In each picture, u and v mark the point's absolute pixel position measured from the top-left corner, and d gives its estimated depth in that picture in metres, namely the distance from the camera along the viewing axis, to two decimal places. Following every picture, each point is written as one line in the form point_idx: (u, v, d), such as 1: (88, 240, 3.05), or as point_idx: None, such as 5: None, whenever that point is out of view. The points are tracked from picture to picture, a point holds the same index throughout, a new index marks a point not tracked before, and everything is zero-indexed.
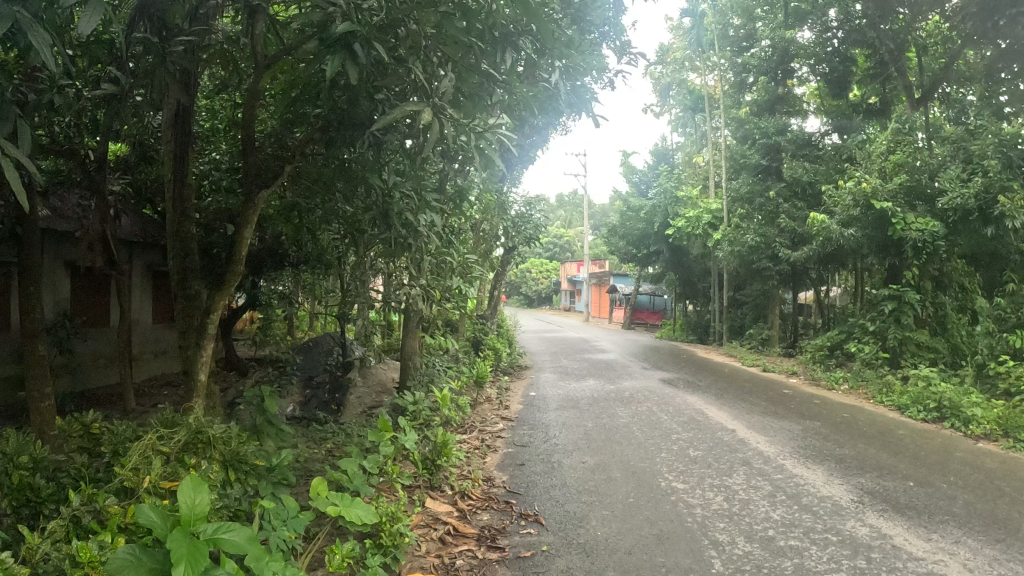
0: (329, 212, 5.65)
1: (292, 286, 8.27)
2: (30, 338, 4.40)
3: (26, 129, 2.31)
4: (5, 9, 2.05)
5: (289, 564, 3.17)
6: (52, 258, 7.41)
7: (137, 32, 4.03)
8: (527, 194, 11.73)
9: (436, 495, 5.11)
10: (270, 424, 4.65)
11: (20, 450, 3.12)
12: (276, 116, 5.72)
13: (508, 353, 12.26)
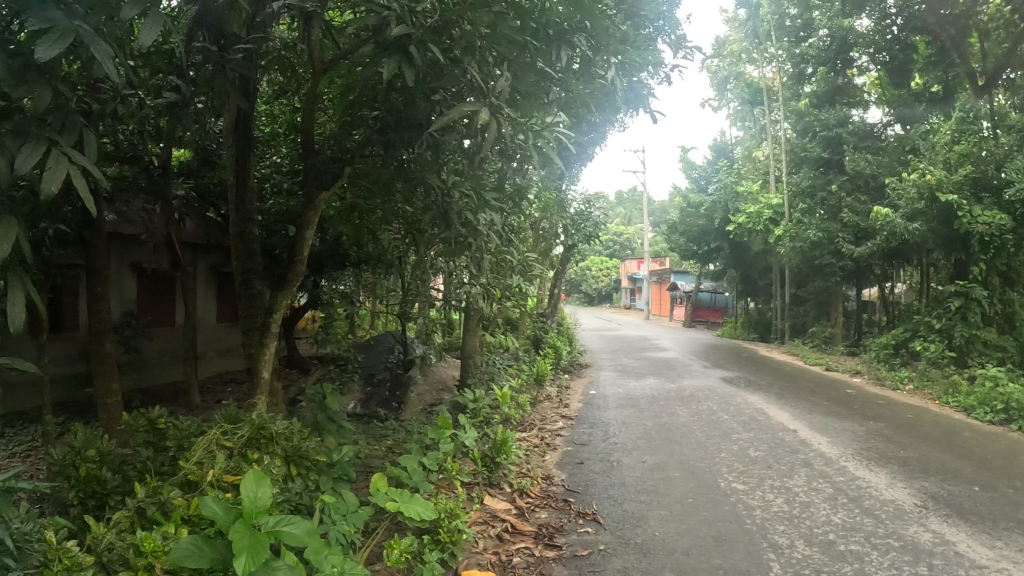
0: (389, 212, 5.79)
1: (354, 286, 8.22)
2: (97, 336, 4.61)
3: (92, 138, 2.38)
4: (69, 22, 2.12)
5: (348, 559, 3.23)
6: (118, 260, 7.74)
7: (197, 41, 4.19)
8: (588, 191, 11.60)
9: (494, 493, 5.12)
10: (331, 421, 4.70)
11: (88, 444, 3.23)
12: (334, 118, 5.78)
13: (569, 352, 12.23)
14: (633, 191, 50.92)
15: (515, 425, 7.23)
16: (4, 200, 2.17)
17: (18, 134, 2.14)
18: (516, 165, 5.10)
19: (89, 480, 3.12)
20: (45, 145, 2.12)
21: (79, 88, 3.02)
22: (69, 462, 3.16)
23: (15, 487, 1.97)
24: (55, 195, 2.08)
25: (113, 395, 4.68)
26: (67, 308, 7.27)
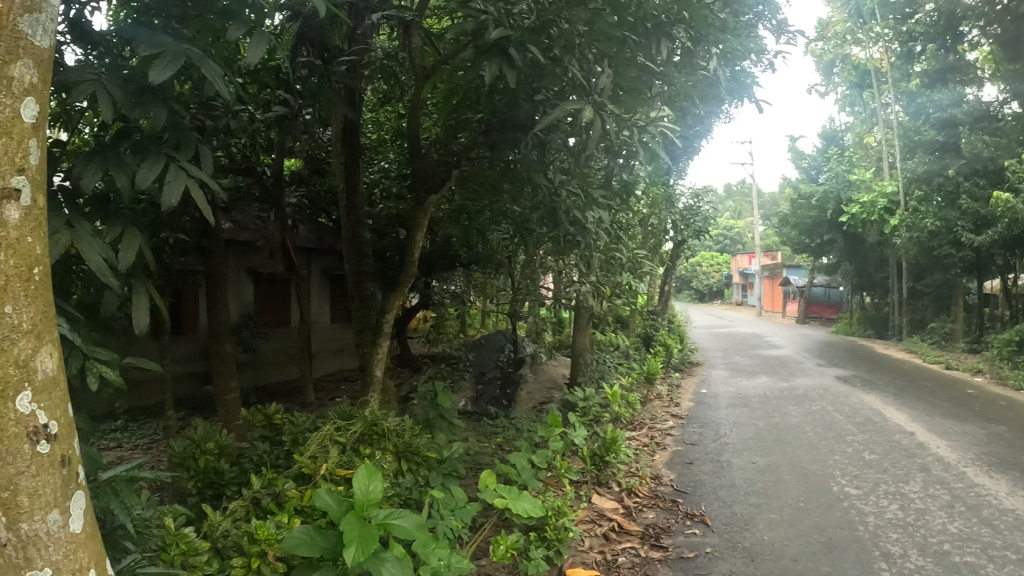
0: (497, 213, 5.64)
1: (464, 287, 8.33)
2: (216, 337, 4.97)
3: (207, 153, 2.55)
4: (178, 46, 2.27)
5: (455, 553, 3.30)
6: (235, 265, 8.23)
7: (301, 56, 4.49)
8: (696, 184, 11.25)
9: (603, 492, 5.07)
10: (443, 418, 4.78)
11: (206, 437, 3.60)
12: (439, 123, 5.88)
13: (680, 349, 11.96)
14: (742, 184, 49.22)
15: (626, 423, 7.14)
16: (127, 214, 2.32)
17: (138, 151, 2.29)
18: (623, 160, 4.99)
19: (206, 471, 3.43)
20: (164, 160, 2.25)
21: (193, 107, 3.23)
22: (189, 455, 3.50)
23: (138, 477, 2.12)
24: (174, 207, 2.22)
25: (232, 392, 5.01)
26: (188, 312, 7.81)
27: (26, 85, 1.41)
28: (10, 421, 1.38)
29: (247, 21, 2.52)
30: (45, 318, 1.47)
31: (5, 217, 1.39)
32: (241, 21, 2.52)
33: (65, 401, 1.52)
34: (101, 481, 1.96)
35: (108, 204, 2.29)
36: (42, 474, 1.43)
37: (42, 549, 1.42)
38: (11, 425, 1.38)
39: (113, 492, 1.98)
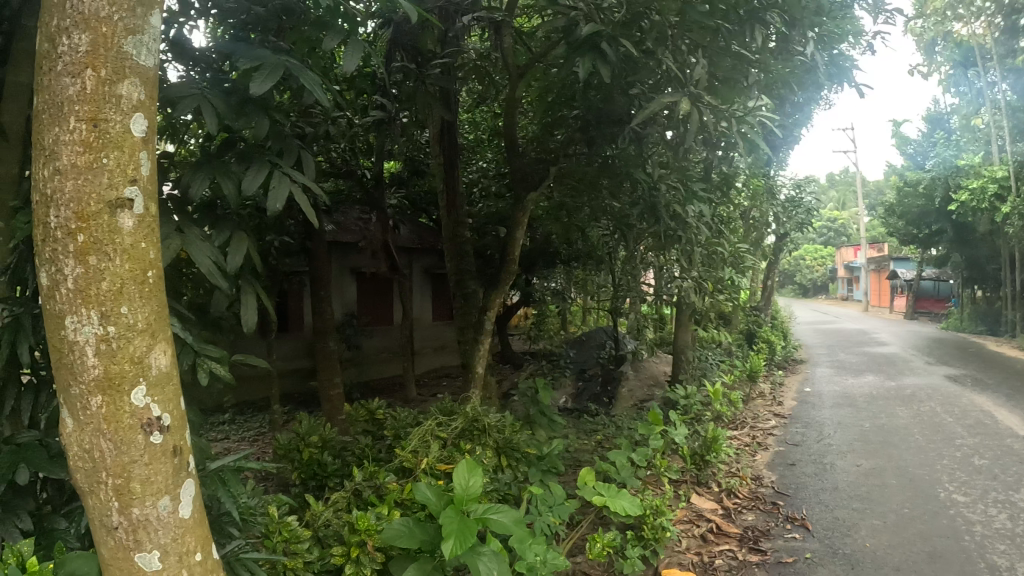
0: (596, 209, 5.65)
1: (565, 283, 8.26)
2: (322, 335, 5.19)
3: (308, 158, 2.65)
4: (276, 57, 2.37)
5: (551, 549, 3.32)
6: (339, 265, 8.54)
7: (396, 61, 4.65)
8: (797, 174, 10.77)
9: (702, 492, 4.95)
10: (543, 415, 4.78)
11: (310, 430, 3.75)
12: (535, 121, 5.87)
13: (783, 347, 11.51)
14: (845, 174, 46.93)
15: (728, 423, 6.94)
16: (234, 218, 2.44)
17: (242, 158, 2.40)
18: (721, 152, 4.86)
19: (309, 463, 3.60)
20: (268, 167, 2.35)
21: (293, 115, 3.37)
22: (293, 446, 3.65)
23: (244, 467, 2.24)
24: (279, 211, 2.31)
25: (335, 387, 5.21)
26: (294, 311, 8.17)
27: (134, 101, 1.52)
28: (126, 413, 1.49)
29: (341, 29, 2.58)
30: (159, 317, 1.57)
31: (122, 225, 1.49)
32: (336, 31, 2.59)
33: (177, 395, 1.63)
34: (210, 470, 2.09)
35: (215, 211, 2.42)
36: (155, 463, 1.54)
37: (150, 532, 1.54)
38: (127, 417, 1.50)
39: (221, 481, 2.11)
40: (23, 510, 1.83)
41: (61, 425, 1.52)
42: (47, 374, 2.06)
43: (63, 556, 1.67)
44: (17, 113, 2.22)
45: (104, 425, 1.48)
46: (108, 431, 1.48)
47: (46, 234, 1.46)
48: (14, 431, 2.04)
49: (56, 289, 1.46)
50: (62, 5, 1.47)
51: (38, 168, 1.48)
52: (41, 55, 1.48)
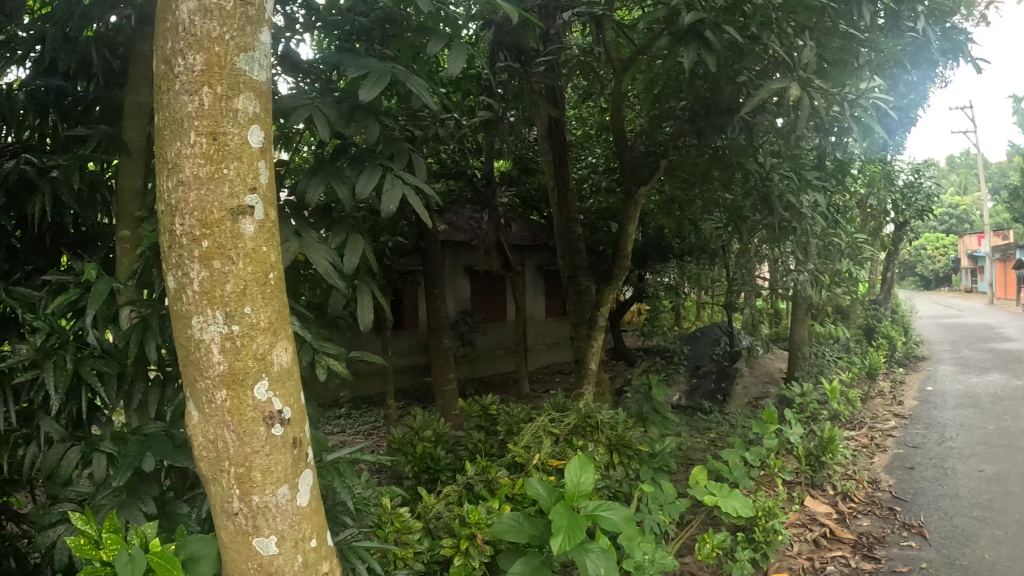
0: (710, 202, 5.48)
1: (678, 278, 8.04)
2: (436, 331, 5.33)
3: (420, 160, 2.69)
4: (384, 66, 2.40)
5: (661, 548, 3.27)
6: (452, 265, 8.77)
7: (499, 61, 4.78)
8: (916, 159, 10.06)
9: (817, 494, 4.74)
10: (656, 411, 4.68)
11: (424, 425, 3.87)
12: (643, 114, 5.73)
13: (904, 342, 10.83)
14: (966, 156, 43.81)
15: (845, 422, 6.57)
16: (349, 221, 2.52)
17: (355, 163, 2.47)
18: (835, 139, 4.60)
19: (423, 457, 3.70)
20: (380, 171, 2.40)
21: (402, 119, 3.46)
22: (408, 441, 3.79)
23: (358, 459, 2.35)
24: (392, 214, 2.36)
25: (449, 383, 5.36)
26: (409, 307, 8.43)
27: (250, 114, 1.61)
28: (249, 406, 1.58)
29: (444, 35, 2.62)
30: (280, 316, 1.66)
31: (243, 230, 1.59)
32: (438, 37, 2.62)
33: (298, 390, 1.72)
34: (327, 462, 2.21)
35: (330, 214, 2.50)
36: (275, 453, 1.63)
37: (268, 518, 1.63)
38: (250, 409, 1.59)
39: (336, 472, 2.22)
40: (147, 495, 2.00)
41: (189, 417, 1.63)
42: (172, 370, 2.22)
43: (184, 539, 1.82)
44: (138, 130, 2.39)
45: (228, 417, 1.58)
46: (231, 422, 1.58)
47: (174, 241, 1.58)
48: (144, 422, 2.22)
49: (184, 291, 1.57)
50: (175, 29, 1.56)
51: (164, 181, 1.59)
52: (160, 77, 1.59)
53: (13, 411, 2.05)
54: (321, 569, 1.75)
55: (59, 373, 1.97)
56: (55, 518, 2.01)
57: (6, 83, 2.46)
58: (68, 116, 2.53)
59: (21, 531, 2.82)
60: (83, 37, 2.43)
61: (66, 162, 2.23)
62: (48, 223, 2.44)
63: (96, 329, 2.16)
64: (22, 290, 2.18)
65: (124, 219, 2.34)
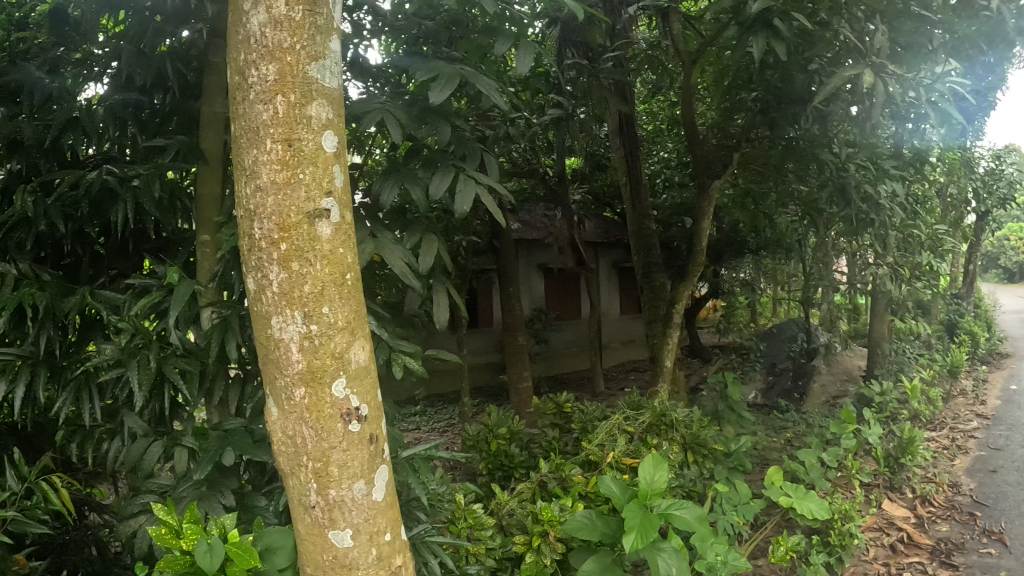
0: (785, 194, 5.26)
1: (754, 274, 7.68)
2: (511, 330, 5.37)
3: (491, 159, 2.69)
4: (452, 67, 2.37)
5: (734, 549, 3.23)
6: (526, 264, 8.81)
7: (567, 58, 4.79)
8: (999, 145, 9.57)
9: (895, 497, 4.58)
10: (732, 410, 4.59)
11: (498, 423, 3.91)
12: (713, 106, 5.60)
13: (987, 338, 10.31)
14: None
15: (927, 423, 6.31)
16: (423, 222, 2.54)
17: (428, 165, 2.47)
18: (912, 126, 4.58)
19: (497, 454, 3.74)
20: (453, 172, 2.40)
21: (472, 120, 3.49)
22: (482, 438, 3.83)
23: (433, 455, 2.39)
24: (466, 214, 2.36)
25: (524, 380, 5.43)
26: (484, 306, 8.52)
27: (323, 121, 1.65)
28: (327, 403, 1.62)
29: (510, 34, 2.61)
30: (357, 315, 1.69)
31: (320, 233, 1.62)
32: (505, 36, 2.61)
33: (375, 387, 1.75)
34: (402, 458, 2.24)
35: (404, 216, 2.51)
36: (353, 449, 1.66)
37: (344, 512, 1.66)
38: (328, 406, 1.62)
39: (411, 468, 2.25)
40: (226, 488, 2.07)
41: (269, 413, 1.69)
42: (251, 368, 2.30)
43: (261, 530, 1.88)
44: (214, 140, 2.49)
45: (307, 413, 1.62)
46: (310, 419, 1.62)
47: (254, 244, 1.62)
48: (224, 419, 2.31)
49: (264, 292, 1.62)
50: (247, 41, 1.61)
51: (243, 188, 1.64)
52: (236, 87, 1.64)
53: (99, 408, 2.15)
54: (395, 563, 1.77)
55: (142, 371, 2.05)
56: (137, 509, 2.11)
57: (84, 99, 2.56)
58: (146, 127, 2.65)
59: (104, 523, 2.97)
60: (158, 52, 2.52)
61: (147, 170, 2.33)
62: (130, 230, 2.56)
63: (179, 330, 2.24)
64: (107, 293, 2.30)
65: (204, 224, 2.44)
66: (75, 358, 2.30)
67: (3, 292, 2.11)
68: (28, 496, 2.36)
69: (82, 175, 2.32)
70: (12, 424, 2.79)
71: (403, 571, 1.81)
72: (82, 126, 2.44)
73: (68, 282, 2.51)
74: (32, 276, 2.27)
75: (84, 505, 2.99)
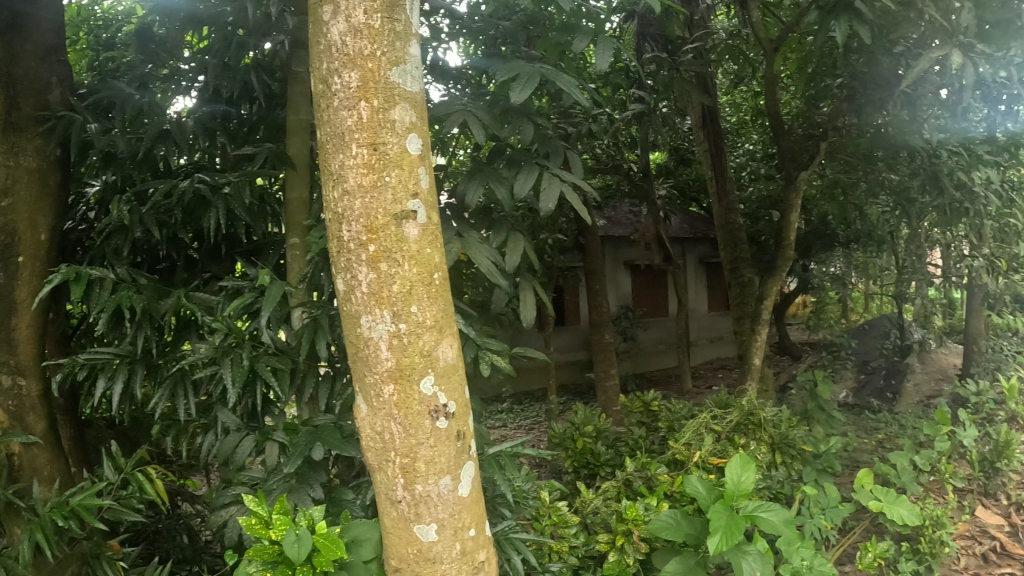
0: (875, 184, 4.92)
1: (845, 267, 7.30)
2: (597, 327, 5.35)
3: (575, 156, 2.68)
4: (532, 66, 2.36)
5: (821, 554, 3.13)
6: (613, 260, 8.73)
7: (647, 53, 4.83)
8: None
9: (992, 504, 4.34)
10: (822, 410, 4.44)
11: (585, 420, 3.89)
12: (798, 96, 5.41)
13: None
14: None
15: None
16: (509, 221, 2.55)
17: (512, 164, 2.48)
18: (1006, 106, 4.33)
19: (583, 452, 3.73)
20: (537, 170, 2.40)
21: (553, 117, 3.51)
22: (569, 436, 3.83)
23: (519, 453, 2.41)
24: (551, 212, 2.35)
25: (610, 379, 5.42)
26: (570, 304, 8.53)
27: (407, 124, 1.67)
28: (415, 400, 1.65)
29: (588, 30, 2.60)
30: (445, 314, 1.71)
31: (407, 234, 1.65)
32: (583, 32, 2.59)
33: (463, 384, 1.76)
34: (488, 455, 2.27)
35: (491, 215, 2.54)
36: (439, 445, 1.68)
37: (430, 507, 1.69)
38: (416, 403, 1.65)
39: (497, 465, 2.27)
40: (315, 481, 2.14)
41: (359, 409, 1.74)
42: (341, 366, 2.37)
43: (348, 523, 1.93)
44: (301, 146, 2.57)
45: (396, 409, 1.65)
46: (398, 415, 1.65)
47: (343, 246, 1.67)
48: (315, 416, 2.37)
49: (353, 293, 1.66)
50: (329, 50, 1.65)
51: (331, 192, 1.69)
52: (320, 95, 1.69)
53: (194, 403, 2.26)
54: (478, 559, 1.79)
55: (236, 368, 2.14)
56: (227, 500, 2.20)
57: (174, 112, 2.66)
58: (236, 137, 2.78)
59: (196, 512, 3.13)
60: (242, 65, 2.63)
61: (238, 178, 2.43)
62: (222, 235, 2.69)
63: (270, 329, 2.33)
64: (202, 295, 2.40)
65: (294, 227, 2.52)
66: (171, 357, 2.41)
67: (104, 295, 2.23)
68: (126, 486, 2.49)
69: (175, 184, 2.43)
70: (110, 419, 3.14)
71: (487, 566, 1.82)
72: (173, 138, 2.54)
73: (164, 285, 2.64)
74: (129, 280, 2.39)
75: (177, 496, 3.14)
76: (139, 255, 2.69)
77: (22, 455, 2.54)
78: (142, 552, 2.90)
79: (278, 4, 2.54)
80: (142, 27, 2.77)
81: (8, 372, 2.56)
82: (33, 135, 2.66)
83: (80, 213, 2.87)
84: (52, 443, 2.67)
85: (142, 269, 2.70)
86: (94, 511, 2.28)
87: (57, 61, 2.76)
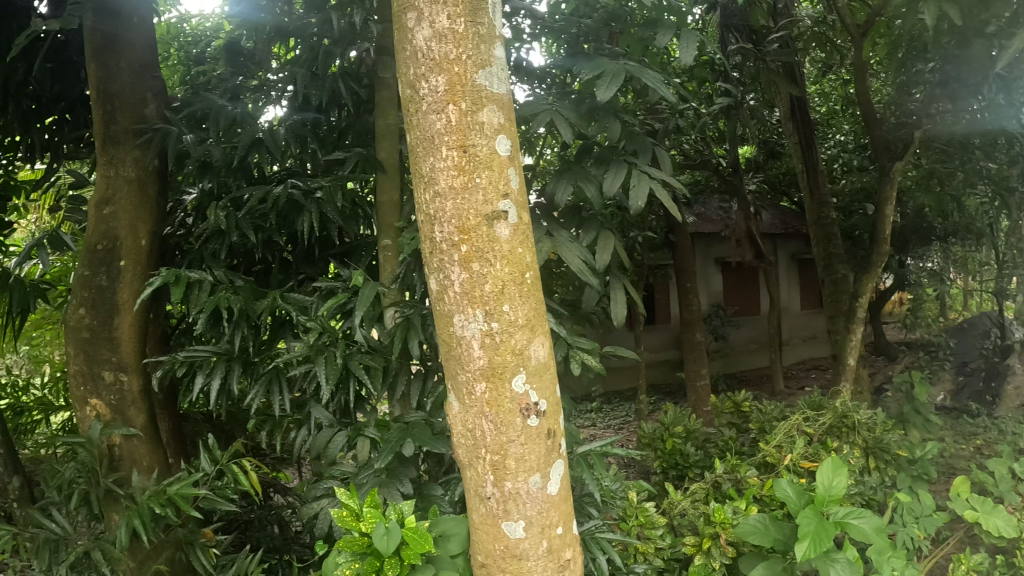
0: (975, 173, 4.71)
1: (944, 263, 6.91)
2: (688, 326, 5.27)
3: (663, 152, 2.64)
4: (617, 63, 2.34)
5: (913, 564, 2.98)
6: (703, 257, 8.58)
7: (731, 44, 4.73)
8: None
9: None
10: (918, 413, 4.23)
11: (674, 421, 3.83)
12: (892, 83, 5.17)
13: None
14: None
15: None
16: (599, 219, 2.53)
17: (601, 162, 2.47)
18: None
19: (672, 453, 3.68)
20: (626, 168, 2.38)
21: (640, 113, 3.48)
22: (658, 436, 3.77)
23: (607, 453, 2.40)
24: (641, 209, 2.32)
25: (701, 378, 5.32)
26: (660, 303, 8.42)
27: (495, 126, 1.68)
28: (506, 398, 1.66)
29: (670, 24, 2.56)
30: (537, 313, 1.72)
31: (498, 234, 1.66)
32: (665, 26, 2.56)
33: (554, 382, 1.76)
34: (577, 455, 2.26)
35: (580, 213, 2.53)
36: (530, 443, 1.69)
37: (519, 504, 1.70)
38: (507, 401, 1.66)
39: (586, 464, 2.26)
40: (404, 476, 2.19)
41: (451, 406, 1.77)
42: (432, 364, 2.41)
43: (435, 518, 1.97)
44: (391, 150, 2.63)
45: (487, 407, 1.67)
46: (490, 413, 1.67)
47: (436, 247, 1.70)
48: (407, 412, 2.42)
49: (446, 292, 1.69)
50: (416, 56, 1.69)
51: (422, 194, 1.73)
52: (409, 100, 1.73)
53: (289, 399, 2.35)
54: (565, 557, 1.78)
55: (330, 365, 2.21)
56: (319, 492, 2.27)
57: (265, 121, 2.77)
58: (326, 142, 2.87)
59: (288, 503, 3.25)
60: (330, 73, 2.72)
61: (330, 182, 2.51)
62: (315, 238, 2.78)
63: (363, 328, 2.39)
64: (296, 295, 2.49)
65: (386, 229, 2.58)
66: (267, 355, 2.51)
67: (204, 296, 2.35)
68: (222, 477, 2.62)
69: (269, 189, 2.53)
70: (207, 412, 3.31)
71: (573, 566, 1.82)
72: (266, 145, 2.65)
73: (261, 286, 2.76)
74: (226, 281, 2.50)
75: (270, 487, 3.27)
76: (236, 257, 2.82)
77: (122, 446, 2.71)
78: (236, 539, 3.04)
79: (362, 13, 2.61)
80: (231, 42, 2.91)
81: (111, 368, 2.73)
82: (132, 146, 2.82)
83: (179, 218, 3.02)
84: (152, 435, 2.83)
85: (239, 271, 2.83)
86: (191, 499, 2.40)
87: (152, 77, 2.92)
